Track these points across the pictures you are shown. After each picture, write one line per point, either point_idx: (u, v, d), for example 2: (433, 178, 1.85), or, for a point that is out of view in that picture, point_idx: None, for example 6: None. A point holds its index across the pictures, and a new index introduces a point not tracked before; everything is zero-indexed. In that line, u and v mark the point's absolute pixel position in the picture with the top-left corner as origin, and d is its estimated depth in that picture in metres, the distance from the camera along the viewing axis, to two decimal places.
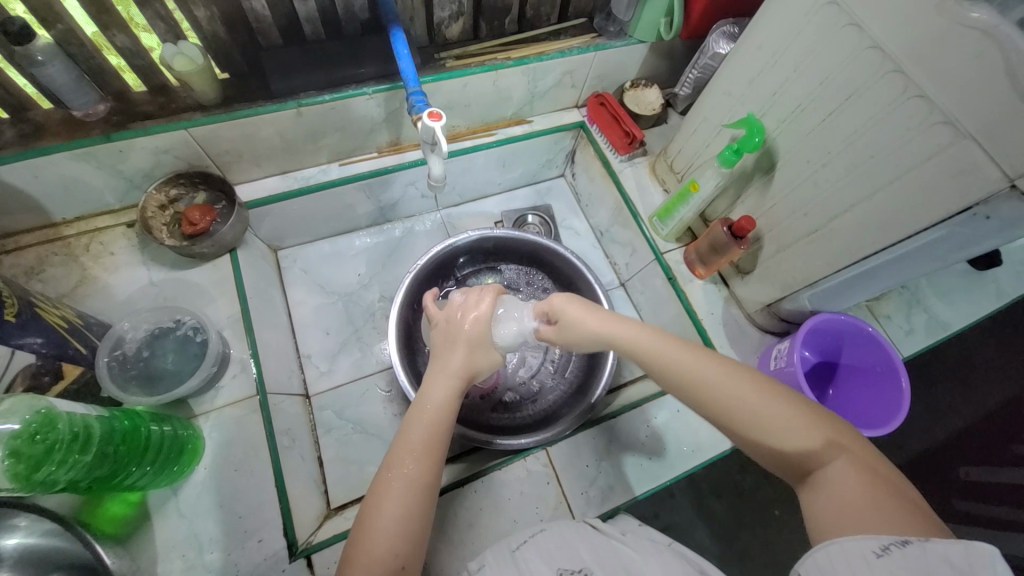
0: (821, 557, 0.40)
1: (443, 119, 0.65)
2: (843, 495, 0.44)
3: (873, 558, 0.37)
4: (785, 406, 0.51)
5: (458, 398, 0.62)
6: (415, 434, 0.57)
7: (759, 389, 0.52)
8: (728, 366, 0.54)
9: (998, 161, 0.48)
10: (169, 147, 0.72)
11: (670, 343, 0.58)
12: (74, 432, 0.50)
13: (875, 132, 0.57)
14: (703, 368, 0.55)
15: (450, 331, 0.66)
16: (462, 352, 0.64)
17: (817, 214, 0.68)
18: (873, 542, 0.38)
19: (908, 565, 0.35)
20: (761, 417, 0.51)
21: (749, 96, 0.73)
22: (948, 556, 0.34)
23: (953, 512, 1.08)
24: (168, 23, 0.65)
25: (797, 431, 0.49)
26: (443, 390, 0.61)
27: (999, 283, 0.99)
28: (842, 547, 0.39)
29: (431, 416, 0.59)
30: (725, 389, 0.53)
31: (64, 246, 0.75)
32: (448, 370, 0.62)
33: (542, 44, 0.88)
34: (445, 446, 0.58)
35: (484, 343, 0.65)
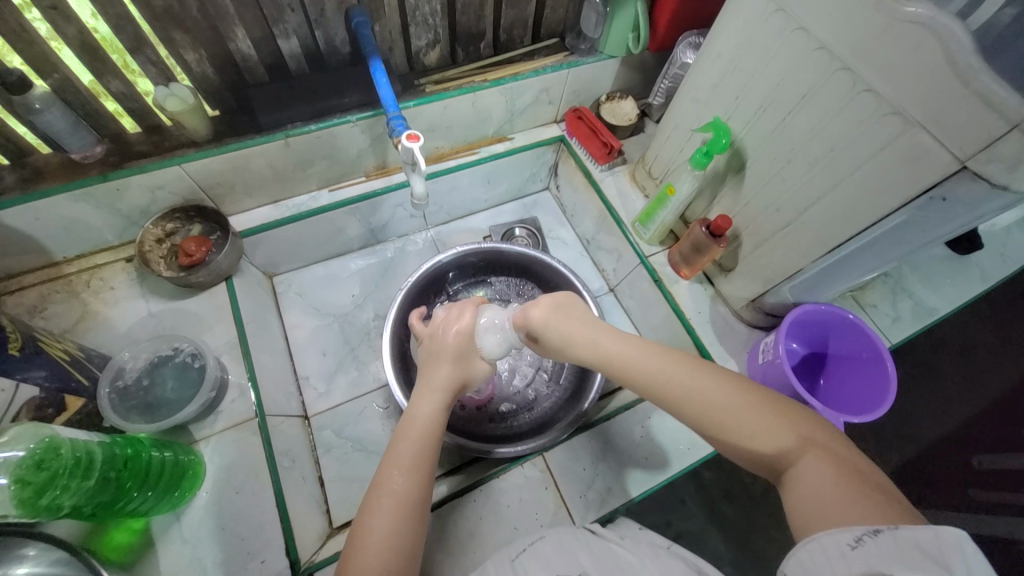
0: (803, 554, 0.38)
1: (420, 140, 0.69)
2: (816, 482, 0.44)
3: (852, 551, 0.36)
4: (756, 401, 0.51)
5: (445, 412, 0.64)
6: (401, 449, 0.58)
7: (732, 387, 0.52)
8: (700, 367, 0.55)
9: (947, 145, 0.50)
10: (164, 183, 0.76)
11: (645, 347, 0.58)
12: (77, 458, 0.51)
13: (832, 126, 0.60)
14: (677, 369, 0.55)
15: (435, 348, 0.68)
16: (448, 365, 0.66)
17: (788, 208, 0.70)
18: (850, 533, 0.37)
19: (882, 551, 0.34)
20: (735, 414, 0.50)
21: (714, 101, 0.76)
22: (922, 544, 0.33)
23: (966, 501, 1.07)
24: (160, 67, 0.69)
25: (770, 426, 0.49)
26: (430, 404, 0.63)
27: (983, 266, 1.01)
28: (820, 541, 0.38)
29: (416, 430, 0.60)
30: (699, 389, 0.53)
31: (65, 283, 0.78)
32: (433, 385, 0.64)
33: (517, 65, 0.92)
34: (433, 461, 0.59)
35: (471, 354, 0.69)
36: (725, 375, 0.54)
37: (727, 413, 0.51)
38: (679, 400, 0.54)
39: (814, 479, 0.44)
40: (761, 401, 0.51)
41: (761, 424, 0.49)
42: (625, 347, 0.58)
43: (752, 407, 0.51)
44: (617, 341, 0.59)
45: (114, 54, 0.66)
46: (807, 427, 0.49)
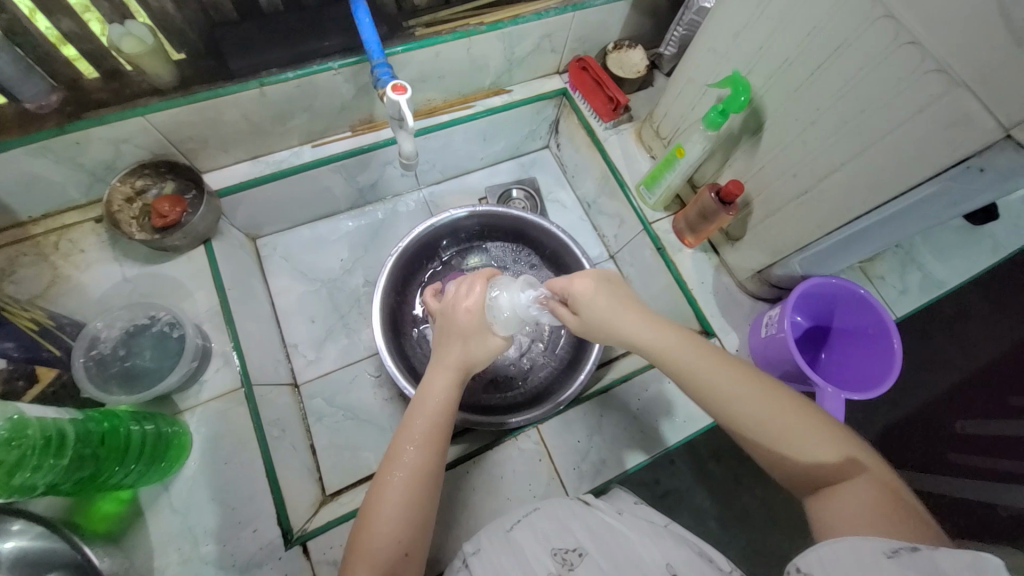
0: (826, 553, 0.40)
1: (408, 92, 0.63)
2: (858, 502, 0.44)
3: (881, 559, 0.37)
4: (808, 419, 0.50)
5: (457, 387, 0.62)
6: (415, 423, 0.57)
7: (784, 400, 0.51)
8: (752, 375, 0.54)
9: (993, 110, 0.45)
10: (128, 137, 0.69)
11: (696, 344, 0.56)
12: (48, 437, 0.48)
13: (866, 85, 0.54)
14: (728, 373, 0.54)
15: (446, 325, 0.65)
16: (457, 346, 0.63)
17: (806, 174, 0.65)
18: (884, 545, 0.38)
19: (914, 567, 0.35)
20: (787, 428, 0.49)
21: (734, 52, 0.69)
22: (955, 563, 0.34)
23: (952, 467, 1.09)
24: (113, 3, 0.61)
25: (823, 445, 0.48)
26: (441, 381, 0.61)
27: (996, 237, 0.97)
28: (850, 545, 0.39)
29: (429, 406, 0.58)
30: (751, 396, 0.52)
31: (32, 245, 0.73)
32: (447, 364, 0.62)
33: (517, 6, 0.82)
34: (445, 440, 0.57)
35: (481, 332, 0.64)
36: (778, 387, 0.53)
37: (777, 424, 0.50)
38: (721, 400, 0.53)
39: (855, 499, 0.44)
40: (811, 416, 0.50)
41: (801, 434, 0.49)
42: (680, 343, 0.56)
43: (792, 416, 0.50)
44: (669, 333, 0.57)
45: None
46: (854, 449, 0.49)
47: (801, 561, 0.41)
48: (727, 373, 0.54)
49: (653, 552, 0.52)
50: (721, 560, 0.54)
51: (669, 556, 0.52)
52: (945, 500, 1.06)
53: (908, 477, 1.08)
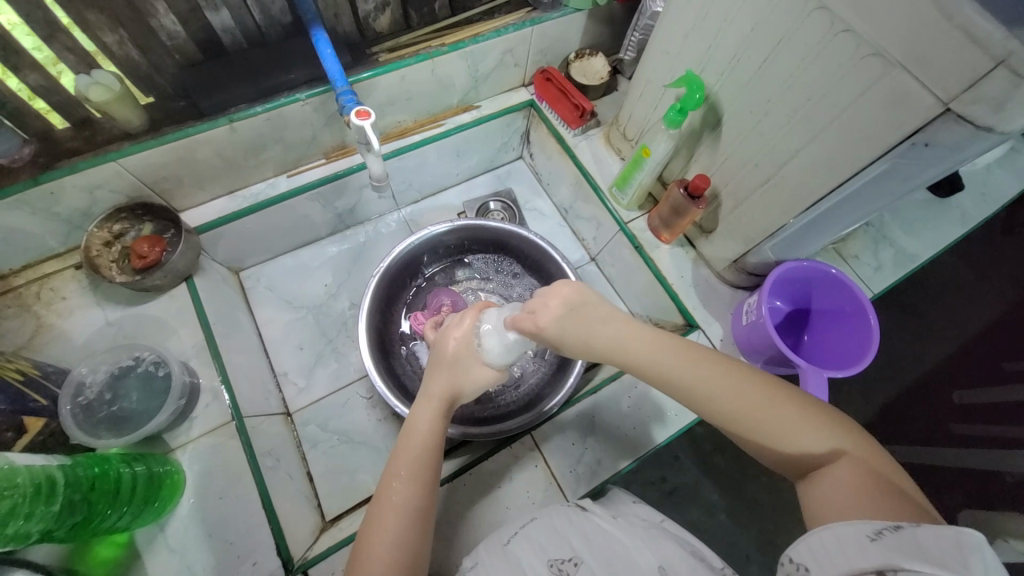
0: (818, 542, 0.40)
1: (371, 117, 0.65)
2: (847, 489, 0.45)
3: (865, 542, 0.37)
4: (785, 407, 0.51)
5: (444, 419, 0.62)
6: (402, 458, 0.57)
7: (762, 391, 0.52)
8: (737, 371, 0.53)
9: (930, 87, 0.47)
10: (102, 182, 0.70)
11: (677, 346, 0.55)
12: (37, 485, 0.48)
13: (810, 74, 0.57)
14: (705, 370, 0.54)
15: (438, 352, 0.66)
16: (445, 373, 0.64)
17: (766, 163, 0.67)
18: (868, 527, 0.38)
19: (896, 546, 0.35)
20: (767, 423, 0.50)
21: (687, 52, 0.72)
22: (937, 540, 0.33)
23: (951, 438, 1.09)
24: (78, 54, 0.63)
25: (802, 432, 0.49)
26: (429, 413, 0.61)
27: (964, 208, 1.00)
28: (840, 531, 0.39)
29: (417, 439, 0.59)
30: (731, 393, 0.52)
31: (15, 297, 0.73)
32: (432, 394, 0.62)
33: (476, 26, 0.85)
34: (434, 470, 0.58)
35: (469, 362, 0.64)
36: (766, 380, 0.53)
37: (760, 420, 0.50)
38: (706, 400, 0.53)
39: (843, 487, 0.45)
40: (791, 402, 0.51)
41: (788, 426, 0.49)
42: (655, 346, 0.56)
43: (778, 409, 0.50)
44: (646, 339, 0.56)
45: (37, 52, 0.60)
46: (838, 435, 0.49)
47: (792, 551, 0.41)
48: (706, 371, 0.53)
49: (648, 556, 0.53)
50: (715, 561, 0.55)
51: (663, 558, 0.52)
52: (948, 472, 1.06)
53: (909, 452, 1.08)
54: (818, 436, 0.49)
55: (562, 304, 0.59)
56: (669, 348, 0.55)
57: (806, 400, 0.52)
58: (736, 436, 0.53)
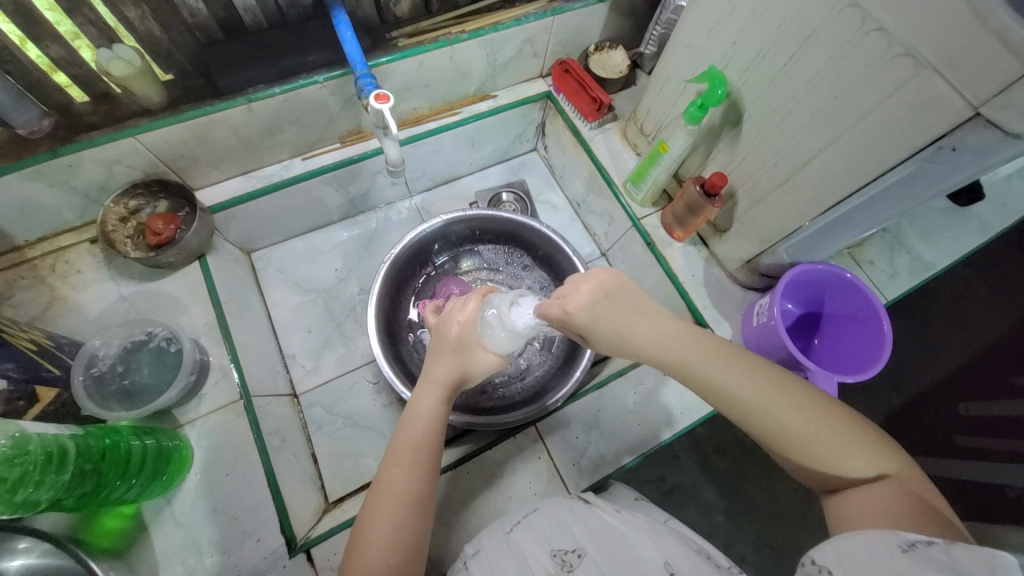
0: (842, 547, 0.40)
1: (390, 101, 0.64)
2: (883, 507, 0.45)
3: (897, 552, 0.37)
4: (832, 422, 0.49)
5: (446, 405, 0.62)
6: (402, 445, 0.57)
7: (809, 402, 0.50)
8: (780, 381, 0.52)
9: (960, 90, 0.46)
10: (120, 157, 0.70)
11: (720, 351, 0.54)
12: (49, 453, 0.49)
13: (837, 73, 0.56)
14: (752, 376, 0.52)
15: (438, 338, 0.66)
16: (447, 359, 0.63)
17: (786, 163, 0.67)
18: (901, 538, 0.38)
19: (929, 559, 0.35)
20: (812, 435, 0.49)
21: (710, 47, 0.71)
22: (971, 561, 0.34)
23: (957, 450, 1.08)
24: (100, 28, 0.63)
25: (848, 448, 0.48)
26: (430, 398, 0.61)
27: (983, 217, 0.98)
28: (865, 540, 0.40)
29: (417, 425, 0.59)
30: (777, 401, 0.50)
31: (30, 268, 0.74)
32: (432, 380, 0.62)
33: (496, 13, 0.84)
34: (434, 456, 0.58)
35: (472, 347, 0.64)
36: (810, 394, 0.51)
37: (804, 435, 0.49)
38: (747, 412, 0.51)
39: (880, 505, 0.45)
40: (837, 420, 0.50)
41: (834, 444, 0.48)
42: (698, 349, 0.54)
43: (823, 425, 0.49)
44: (690, 340, 0.54)
45: (60, 24, 0.61)
46: (881, 454, 0.48)
47: (817, 553, 0.41)
48: (750, 380, 0.52)
49: (652, 552, 0.53)
50: (716, 558, 0.55)
51: (667, 554, 0.52)
52: (952, 484, 1.05)
53: (914, 462, 1.07)
54: (861, 454, 0.48)
55: (597, 288, 0.56)
56: (710, 351, 0.54)
57: (850, 415, 0.51)
58: (772, 450, 0.52)
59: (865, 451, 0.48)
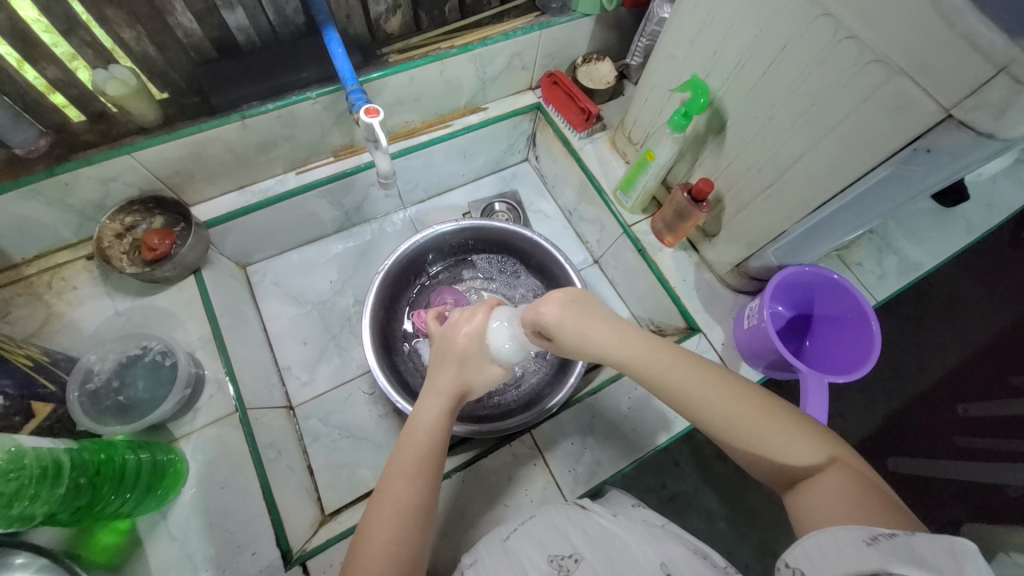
0: (812, 546, 0.40)
1: (381, 115, 0.66)
2: (838, 497, 0.44)
3: (861, 544, 0.37)
4: (775, 413, 0.50)
5: (450, 415, 0.63)
6: (405, 454, 0.58)
7: (749, 396, 0.51)
8: (729, 380, 0.53)
9: (931, 93, 0.47)
10: (116, 175, 0.72)
11: (674, 354, 0.54)
12: (44, 467, 0.49)
13: (814, 80, 0.57)
14: (699, 377, 0.53)
15: (445, 347, 0.67)
16: (452, 370, 0.65)
17: (770, 168, 0.68)
18: (865, 532, 0.38)
19: (892, 551, 0.35)
20: (756, 427, 0.50)
21: (692, 57, 0.72)
22: (932, 549, 0.34)
23: (955, 450, 1.08)
24: (97, 49, 0.64)
25: (791, 438, 0.49)
26: (433, 409, 0.62)
27: (969, 218, 1.00)
28: (833, 536, 0.39)
29: (420, 434, 0.59)
30: (720, 394, 0.51)
31: (26, 285, 0.74)
32: (439, 390, 0.64)
33: (485, 28, 0.86)
34: (436, 465, 0.58)
35: (476, 359, 0.65)
36: (757, 390, 0.52)
37: (753, 429, 0.50)
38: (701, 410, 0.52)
39: (830, 495, 0.45)
40: (785, 413, 0.51)
41: (782, 437, 0.49)
42: (653, 355, 0.54)
43: (770, 418, 0.50)
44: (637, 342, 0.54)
45: (57, 47, 0.62)
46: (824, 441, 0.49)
47: (789, 555, 0.41)
48: (702, 380, 0.52)
49: (648, 553, 0.53)
50: (712, 557, 0.56)
51: (663, 554, 0.53)
52: (951, 485, 1.05)
53: (912, 463, 1.07)
54: (804, 442, 0.49)
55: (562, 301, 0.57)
56: (663, 354, 0.54)
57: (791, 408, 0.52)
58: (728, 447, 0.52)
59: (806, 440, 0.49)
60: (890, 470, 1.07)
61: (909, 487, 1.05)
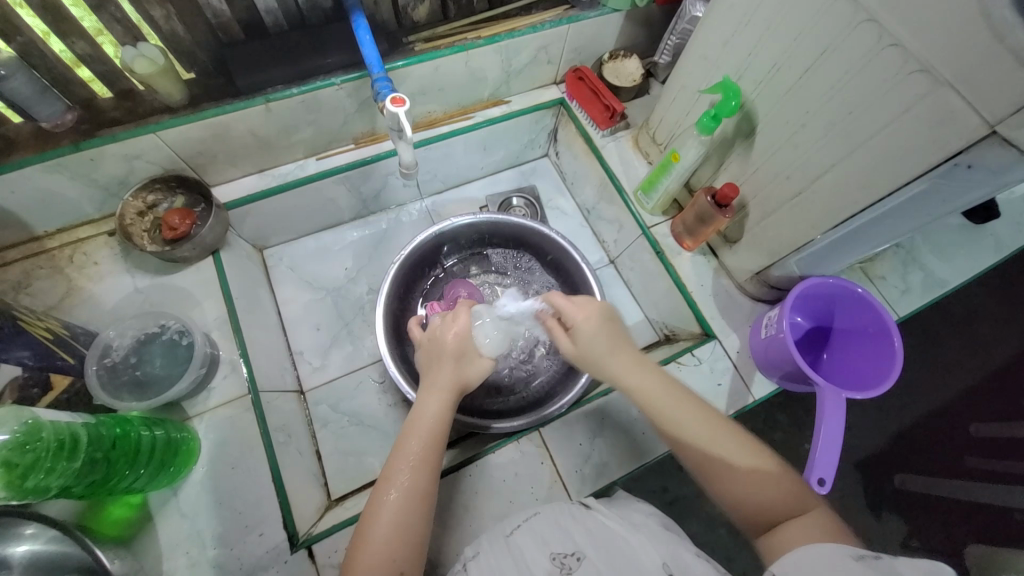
0: (801, 557, 0.43)
1: (406, 104, 0.65)
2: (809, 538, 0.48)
3: (851, 561, 0.40)
4: (766, 456, 0.55)
5: (451, 408, 0.63)
6: (410, 444, 0.58)
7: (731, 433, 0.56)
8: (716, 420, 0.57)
9: (977, 107, 0.46)
10: (140, 153, 0.72)
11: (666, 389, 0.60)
12: (61, 440, 0.49)
13: (852, 87, 0.56)
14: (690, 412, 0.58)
15: (435, 348, 0.67)
16: (449, 366, 0.65)
17: (799, 176, 0.66)
18: (850, 551, 0.42)
19: (880, 569, 0.39)
20: (739, 465, 0.54)
21: (724, 58, 0.71)
22: (915, 567, 0.37)
23: (965, 471, 1.07)
24: (126, 26, 0.64)
25: (769, 476, 0.53)
26: (437, 401, 0.62)
27: (998, 236, 0.97)
28: (823, 552, 0.42)
29: (423, 425, 0.59)
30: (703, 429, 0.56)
31: (49, 258, 0.75)
32: (440, 386, 0.63)
33: (513, 20, 0.85)
34: (439, 455, 0.58)
35: (471, 353, 0.67)
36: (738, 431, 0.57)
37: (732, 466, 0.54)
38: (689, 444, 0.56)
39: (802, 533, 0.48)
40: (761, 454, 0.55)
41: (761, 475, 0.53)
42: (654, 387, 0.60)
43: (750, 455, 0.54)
44: (643, 374, 0.62)
45: (85, 20, 0.62)
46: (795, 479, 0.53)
47: (777, 566, 0.43)
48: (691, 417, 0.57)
49: (650, 553, 0.52)
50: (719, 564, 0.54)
51: (665, 556, 0.52)
52: (957, 505, 1.05)
53: (920, 481, 1.06)
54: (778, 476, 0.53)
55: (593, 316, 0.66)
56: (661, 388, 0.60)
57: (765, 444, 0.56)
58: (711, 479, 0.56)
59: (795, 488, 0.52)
60: (897, 486, 1.06)
61: (915, 504, 1.05)
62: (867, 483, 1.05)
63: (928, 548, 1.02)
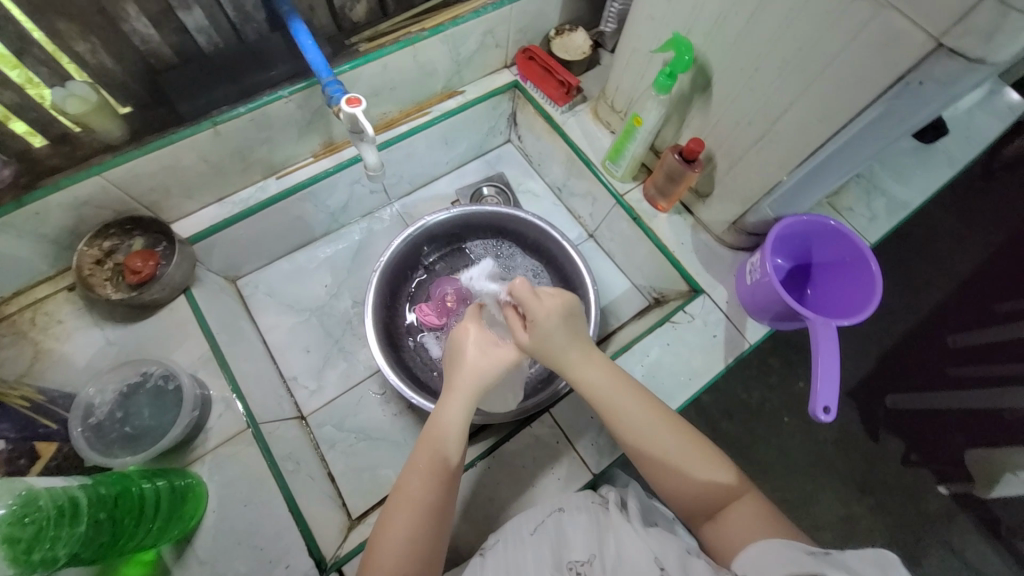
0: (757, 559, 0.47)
1: (362, 103, 0.64)
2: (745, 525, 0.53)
3: (803, 557, 0.44)
4: (707, 452, 0.57)
5: (467, 413, 0.61)
6: (422, 453, 0.58)
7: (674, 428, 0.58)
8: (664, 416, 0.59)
9: (922, 24, 0.47)
10: (88, 198, 0.68)
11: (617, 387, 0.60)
12: (60, 507, 0.47)
13: (800, 24, 0.56)
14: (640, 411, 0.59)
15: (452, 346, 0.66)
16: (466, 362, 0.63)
17: (760, 119, 0.67)
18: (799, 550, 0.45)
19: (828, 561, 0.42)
20: (682, 462, 0.57)
21: (671, 15, 0.71)
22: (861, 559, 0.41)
23: (949, 380, 1.12)
24: (51, 67, 0.60)
25: (709, 469, 0.57)
26: (451, 407, 0.61)
27: (948, 152, 1.01)
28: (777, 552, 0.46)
29: (436, 432, 0.59)
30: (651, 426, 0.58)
31: (9, 325, 0.70)
32: (456, 389, 0.62)
33: (455, 7, 0.83)
34: (452, 467, 0.57)
35: (487, 344, 0.65)
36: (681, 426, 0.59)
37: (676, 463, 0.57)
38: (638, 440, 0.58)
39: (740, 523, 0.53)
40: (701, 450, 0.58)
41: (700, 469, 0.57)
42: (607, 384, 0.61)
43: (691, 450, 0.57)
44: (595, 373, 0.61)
45: (12, 70, 0.58)
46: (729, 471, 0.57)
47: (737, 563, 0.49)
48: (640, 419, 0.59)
49: (641, 545, 0.53)
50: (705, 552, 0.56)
51: (655, 548, 0.53)
52: (948, 412, 1.10)
53: (911, 398, 1.11)
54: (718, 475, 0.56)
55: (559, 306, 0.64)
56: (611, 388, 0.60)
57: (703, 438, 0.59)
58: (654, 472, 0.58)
59: (734, 475, 0.57)
60: (890, 407, 1.10)
61: (910, 418, 1.09)
62: (862, 406, 1.10)
63: (929, 457, 1.07)
